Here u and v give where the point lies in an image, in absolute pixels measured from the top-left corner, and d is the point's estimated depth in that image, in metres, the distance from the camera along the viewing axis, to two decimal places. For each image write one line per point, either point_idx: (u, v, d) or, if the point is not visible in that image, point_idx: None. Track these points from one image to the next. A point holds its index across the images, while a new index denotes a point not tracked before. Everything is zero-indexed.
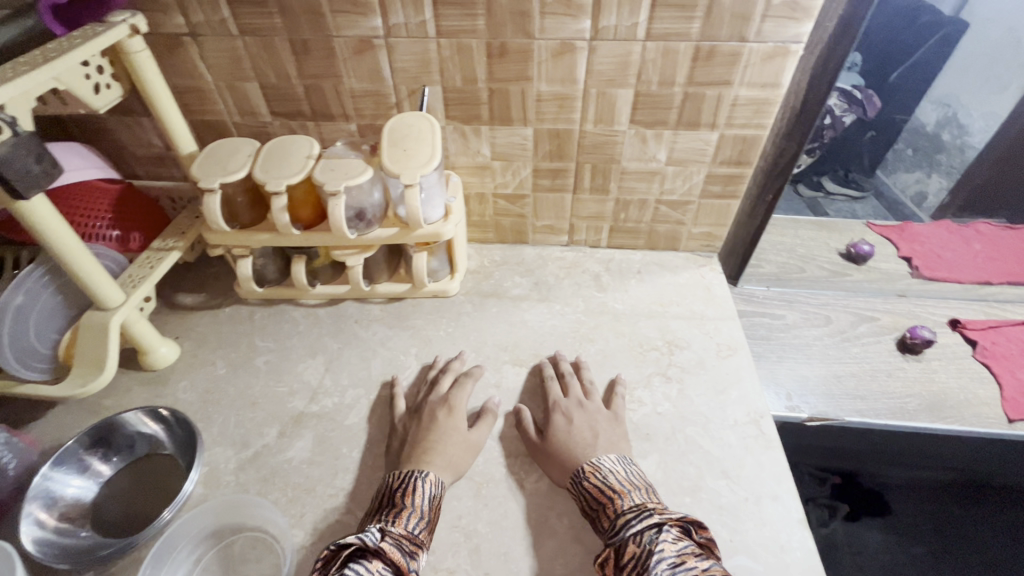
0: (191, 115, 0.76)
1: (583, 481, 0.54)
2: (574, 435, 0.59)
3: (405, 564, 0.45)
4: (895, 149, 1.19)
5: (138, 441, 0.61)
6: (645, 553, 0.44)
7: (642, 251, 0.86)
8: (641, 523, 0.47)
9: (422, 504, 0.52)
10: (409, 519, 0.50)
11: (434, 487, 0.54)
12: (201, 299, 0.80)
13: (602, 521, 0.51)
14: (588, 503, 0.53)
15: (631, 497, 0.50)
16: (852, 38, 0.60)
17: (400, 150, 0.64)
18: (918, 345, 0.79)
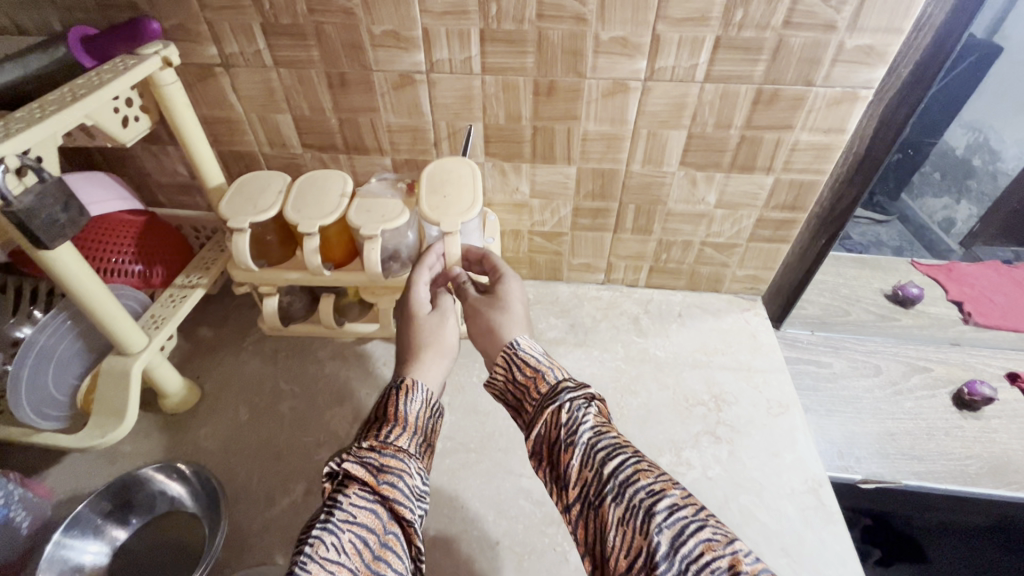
0: (219, 145, 0.73)
1: (515, 356, 0.48)
2: (501, 305, 0.55)
3: (375, 480, 0.41)
4: (921, 172, 1.03)
5: (160, 500, 0.57)
6: (574, 423, 0.42)
7: (682, 292, 0.83)
8: (573, 393, 0.43)
9: (405, 412, 0.46)
10: (387, 431, 0.44)
11: (414, 396, 0.47)
12: (223, 335, 0.77)
13: (526, 395, 0.46)
14: (512, 378, 0.48)
15: (555, 372, 0.46)
16: (925, 90, 0.56)
17: (440, 197, 0.61)
18: (978, 402, 0.75)
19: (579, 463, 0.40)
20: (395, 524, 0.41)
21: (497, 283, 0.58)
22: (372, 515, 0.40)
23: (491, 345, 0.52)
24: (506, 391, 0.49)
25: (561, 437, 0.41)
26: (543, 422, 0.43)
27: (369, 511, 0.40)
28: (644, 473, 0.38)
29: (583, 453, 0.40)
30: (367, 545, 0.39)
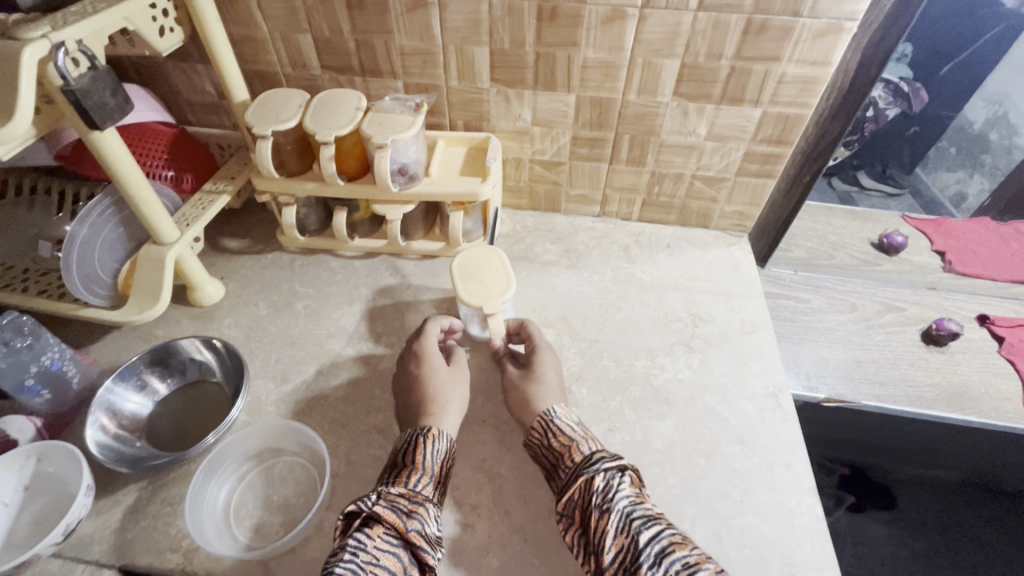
0: (244, 64, 0.79)
1: (551, 423, 0.56)
2: (536, 380, 0.60)
3: (402, 525, 0.47)
4: (936, 147, 1.12)
5: (190, 366, 0.65)
6: (608, 490, 0.48)
7: (673, 227, 0.87)
8: (609, 463, 0.50)
9: (426, 460, 0.53)
10: (411, 477, 0.51)
11: (436, 443, 0.55)
12: (245, 245, 0.84)
13: (561, 462, 0.53)
14: (548, 445, 0.55)
15: (588, 444, 0.54)
16: (904, 27, 0.60)
17: (477, 280, 0.66)
18: (944, 337, 0.79)
19: (614, 530, 0.46)
20: (414, 569, 0.46)
21: (532, 357, 0.63)
22: (395, 557, 0.45)
23: (523, 413, 0.58)
24: (539, 458, 0.56)
25: (598, 502, 0.48)
26: (578, 489, 0.49)
27: (391, 555, 0.45)
28: (677, 543, 0.45)
29: (619, 522, 0.46)
30: None
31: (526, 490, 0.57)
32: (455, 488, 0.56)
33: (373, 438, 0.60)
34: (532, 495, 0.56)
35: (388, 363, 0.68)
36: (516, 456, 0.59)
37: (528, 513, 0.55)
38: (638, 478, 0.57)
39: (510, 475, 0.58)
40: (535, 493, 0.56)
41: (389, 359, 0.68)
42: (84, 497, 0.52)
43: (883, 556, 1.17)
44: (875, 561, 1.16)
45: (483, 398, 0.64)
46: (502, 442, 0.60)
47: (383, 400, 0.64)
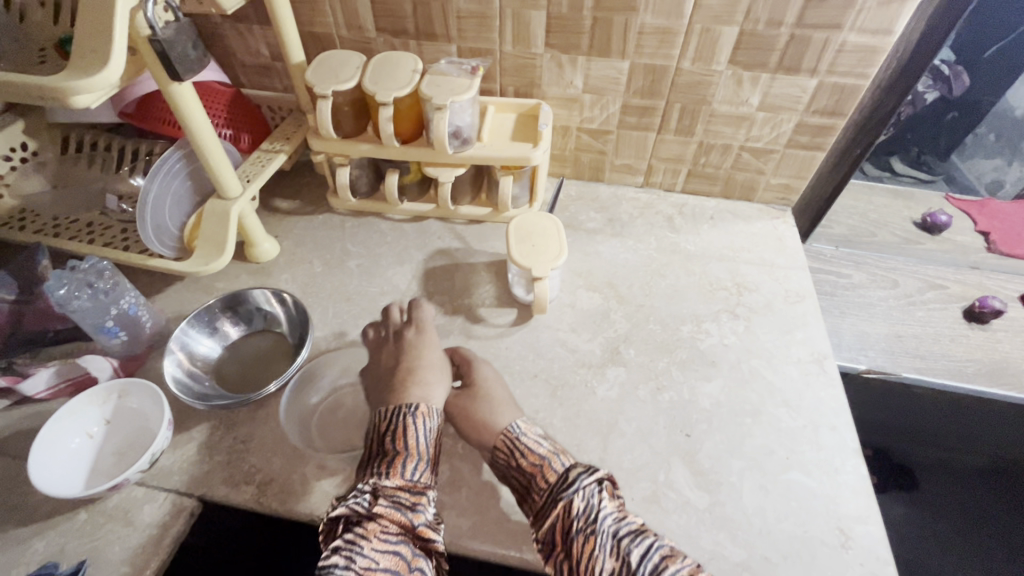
0: (301, 26, 0.80)
1: (517, 441, 0.54)
2: (485, 396, 0.59)
3: (408, 522, 0.49)
4: (976, 133, 0.95)
5: (256, 316, 0.68)
6: (591, 512, 0.48)
7: (716, 199, 0.88)
8: (588, 479, 0.50)
9: (416, 444, 0.53)
10: (407, 466, 0.51)
11: (426, 420, 0.56)
12: (297, 206, 0.86)
13: (533, 484, 0.52)
14: (517, 463, 0.53)
15: (562, 458, 0.53)
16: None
17: (530, 245, 0.68)
18: (987, 315, 0.80)
19: (599, 554, 0.46)
20: (420, 559, 0.49)
21: (470, 372, 0.62)
22: (396, 555, 0.47)
23: (475, 431, 0.57)
24: (507, 474, 0.54)
25: (581, 525, 0.47)
26: (559, 512, 0.49)
27: (393, 553, 0.47)
28: (670, 558, 0.46)
29: (608, 546, 0.47)
30: None
31: (578, 441, 0.59)
32: None
33: None
34: (584, 447, 0.58)
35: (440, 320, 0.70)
36: (567, 409, 0.61)
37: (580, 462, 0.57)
38: (687, 435, 0.59)
39: (562, 428, 0.60)
40: (586, 445, 0.58)
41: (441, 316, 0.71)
42: (166, 431, 0.55)
43: (902, 534, 1.19)
44: (895, 539, 1.19)
45: (533, 355, 0.66)
46: (554, 396, 0.63)
47: None
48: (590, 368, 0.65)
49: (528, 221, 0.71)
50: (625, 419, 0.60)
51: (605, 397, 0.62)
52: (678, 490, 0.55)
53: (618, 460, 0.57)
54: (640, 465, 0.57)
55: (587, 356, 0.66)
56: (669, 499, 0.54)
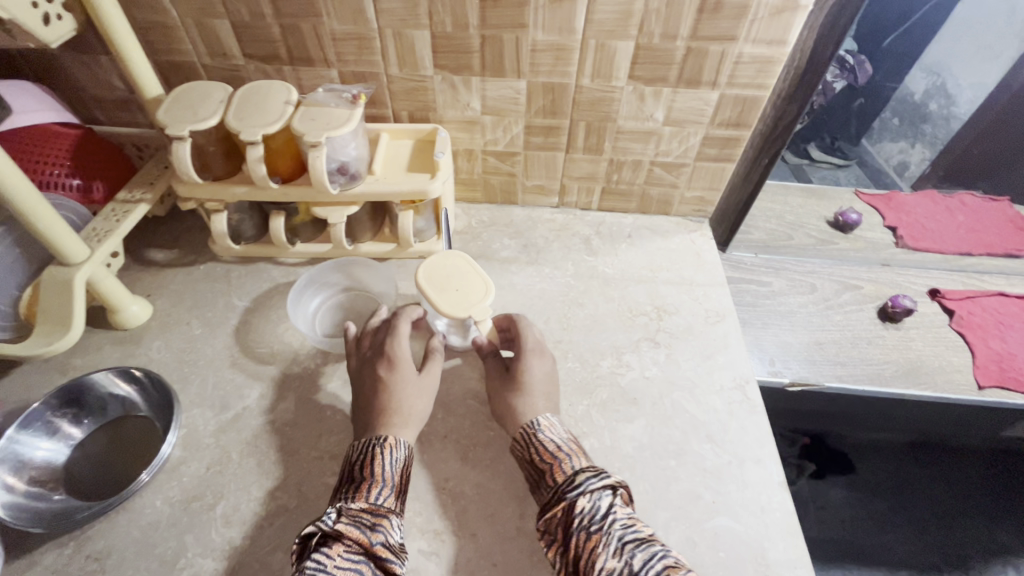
0: (155, 54, 0.70)
1: (534, 437, 0.53)
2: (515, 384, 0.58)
3: (366, 539, 0.45)
4: (881, 118, 1.08)
5: (111, 402, 0.60)
6: (597, 513, 0.46)
7: (633, 215, 0.85)
8: (597, 483, 0.48)
9: (386, 470, 0.50)
10: (373, 491, 0.49)
11: (395, 452, 0.52)
12: (174, 256, 0.76)
13: (544, 479, 0.51)
14: (532, 455, 0.52)
15: (579, 458, 0.51)
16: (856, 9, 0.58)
17: (451, 289, 0.61)
18: (899, 314, 0.81)
19: (602, 553, 0.44)
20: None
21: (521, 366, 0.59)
22: (358, 573, 0.44)
23: (507, 420, 0.56)
24: (523, 462, 0.53)
25: (584, 525, 0.46)
26: (562, 511, 0.47)
27: (355, 571, 0.44)
28: (672, 568, 0.43)
29: (613, 546, 0.44)
30: None
31: (493, 510, 0.53)
32: (417, 514, 0.53)
33: (325, 466, 0.56)
34: (499, 515, 0.53)
35: (339, 381, 0.63)
36: (481, 472, 0.56)
37: (496, 535, 0.52)
38: None
39: (475, 495, 0.54)
40: (501, 513, 0.53)
41: (340, 376, 0.63)
42: None
43: (844, 518, 1.22)
44: (836, 524, 1.21)
45: (443, 412, 0.60)
46: (466, 459, 0.57)
47: (334, 423, 0.59)
48: None
49: (443, 262, 0.63)
50: None
51: None
52: None
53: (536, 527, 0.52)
54: None
55: None
56: None
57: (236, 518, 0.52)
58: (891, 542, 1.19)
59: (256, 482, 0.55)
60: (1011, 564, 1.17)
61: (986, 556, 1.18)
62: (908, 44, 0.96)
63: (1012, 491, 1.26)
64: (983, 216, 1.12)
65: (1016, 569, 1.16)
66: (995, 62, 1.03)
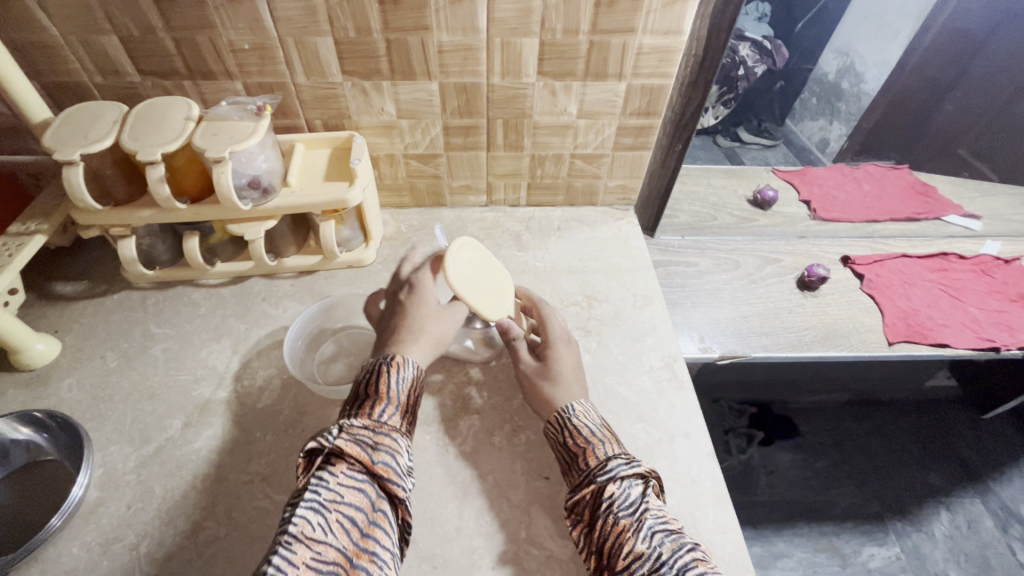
0: (40, 76, 0.66)
1: (569, 421, 0.54)
2: (547, 375, 0.58)
3: (368, 457, 0.45)
4: (801, 99, 1.19)
5: (14, 449, 0.57)
6: (627, 500, 0.46)
7: (562, 208, 0.86)
8: (628, 470, 0.48)
9: (391, 389, 0.51)
10: (376, 407, 0.50)
11: (402, 370, 0.53)
12: (83, 287, 0.72)
13: (576, 463, 0.51)
14: (570, 441, 0.53)
15: (615, 445, 0.51)
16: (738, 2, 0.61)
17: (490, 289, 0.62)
18: (815, 282, 0.86)
19: (631, 538, 0.44)
20: (384, 502, 0.45)
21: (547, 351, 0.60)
22: (362, 492, 0.43)
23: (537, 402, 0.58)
24: (561, 449, 0.53)
25: (612, 509, 0.46)
26: (591, 494, 0.48)
27: (358, 490, 0.43)
28: (700, 560, 0.42)
29: (644, 532, 0.44)
30: (355, 524, 0.42)
31: (431, 513, 0.53)
32: None
33: (256, 489, 0.54)
34: (438, 518, 0.53)
35: (268, 400, 0.61)
36: (418, 477, 0.56)
37: (435, 538, 0.51)
38: (546, 478, 0.56)
39: (413, 501, 0.54)
40: (439, 516, 0.53)
41: (269, 395, 0.62)
42: None
43: (793, 480, 1.27)
44: (786, 486, 1.26)
45: None
46: None
47: (264, 444, 0.58)
48: (440, 422, 0.60)
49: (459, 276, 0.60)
50: (480, 474, 0.56)
51: (458, 453, 0.57)
52: (540, 545, 0.51)
53: (476, 525, 0.52)
54: (499, 525, 0.52)
55: (437, 410, 0.61)
56: (531, 557, 0.50)
57: (161, 555, 0.50)
58: (835, 497, 1.25)
59: (182, 515, 0.52)
60: (941, 505, 1.25)
61: (919, 500, 1.26)
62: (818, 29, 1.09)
63: (937, 438, 1.36)
64: (888, 184, 1.20)
65: (947, 508, 1.24)
66: (894, 39, 1.11)
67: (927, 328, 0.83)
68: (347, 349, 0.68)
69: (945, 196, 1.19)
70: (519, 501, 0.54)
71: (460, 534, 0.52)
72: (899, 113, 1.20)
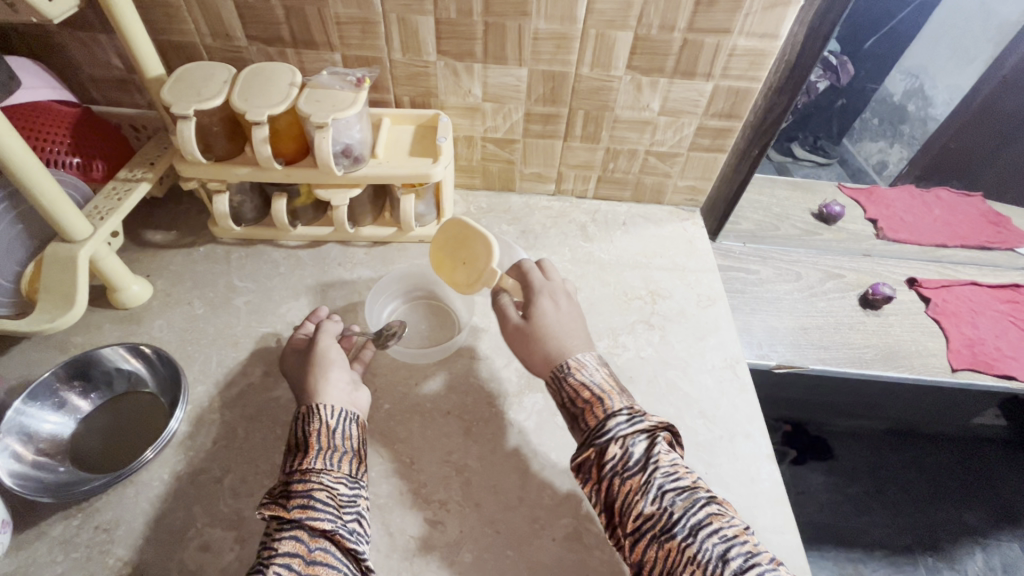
0: (156, 34, 0.70)
1: (567, 378, 0.52)
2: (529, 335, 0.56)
3: (285, 509, 0.45)
4: (861, 118, 1.08)
5: (117, 377, 0.61)
6: (632, 459, 0.46)
7: (628, 203, 0.87)
8: (629, 429, 0.47)
9: (307, 432, 0.50)
10: (295, 459, 0.49)
11: (318, 418, 0.51)
12: (172, 237, 0.76)
13: (580, 419, 0.50)
14: (571, 400, 0.51)
15: (616, 399, 0.50)
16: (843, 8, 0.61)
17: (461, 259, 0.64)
18: (879, 301, 0.85)
19: (642, 499, 0.45)
20: (322, 539, 0.44)
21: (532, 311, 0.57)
22: (293, 539, 0.44)
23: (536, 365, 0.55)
24: (563, 406, 0.52)
25: (618, 471, 0.46)
26: (594, 454, 0.47)
27: (291, 538, 0.44)
28: (715, 516, 0.43)
29: (654, 493, 0.45)
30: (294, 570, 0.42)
31: (496, 481, 0.55)
32: (423, 485, 0.54)
33: None
34: (502, 486, 0.55)
35: None
36: (484, 445, 0.58)
37: (499, 504, 0.54)
38: None
39: (478, 467, 0.56)
40: (504, 484, 0.55)
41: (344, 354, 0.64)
42: None
43: (824, 502, 1.25)
44: (816, 507, 1.24)
45: (446, 389, 0.62)
46: (469, 434, 0.59)
47: None
48: (506, 396, 0.62)
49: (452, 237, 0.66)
50: (544, 450, 0.58)
51: (523, 427, 0.59)
52: (600, 522, 0.53)
53: (538, 497, 0.54)
54: (561, 499, 0.54)
55: (504, 384, 0.63)
56: (591, 533, 0.52)
57: (244, 490, 0.53)
58: (866, 524, 1.23)
59: (264, 455, 0.56)
60: (977, 544, 1.22)
61: (954, 537, 1.23)
62: (890, 46, 0.95)
63: (979, 475, 1.32)
64: (958, 211, 1.17)
65: (984, 549, 1.22)
66: (970, 65, 1.04)
67: (994, 358, 0.82)
68: (420, 314, 0.71)
69: (1017, 227, 1.16)
70: None
71: (523, 502, 0.54)
72: (979, 129, 1.12)
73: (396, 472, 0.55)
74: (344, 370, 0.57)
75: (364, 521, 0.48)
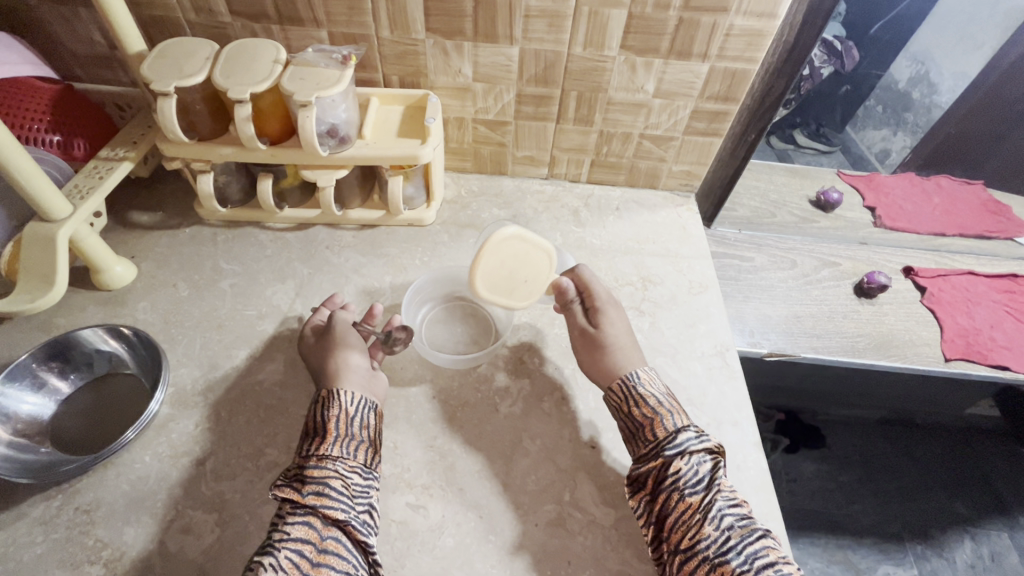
0: (137, 9, 0.68)
1: (633, 390, 0.54)
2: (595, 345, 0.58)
3: (301, 495, 0.45)
4: (865, 106, 1.05)
5: (97, 359, 0.60)
6: (694, 476, 0.47)
7: (622, 188, 0.86)
8: (697, 445, 0.49)
9: (335, 420, 0.50)
10: (315, 444, 0.49)
11: (346, 405, 0.51)
12: (158, 219, 0.75)
13: (641, 433, 0.52)
14: (635, 412, 0.53)
15: (682, 416, 0.52)
16: None
17: (520, 281, 0.62)
18: (874, 290, 0.85)
19: (700, 518, 0.45)
20: (334, 528, 0.45)
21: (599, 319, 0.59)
22: (305, 525, 0.44)
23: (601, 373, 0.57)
24: (624, 420, 0.54)
25: (678, 486, 0.47)
26: (657, 468, 0.49)
27: (303, 524, 0.44)
28: (771, 548, 0.43)
29: (712, 513, 0.45)
30: (305, 556, 0.42)
31: (480, 466, 0.55)
32: (406, 470, 0.54)
33: None
34: (486, 471, 0.54)
35: None
36: (469, 430, 0.57)
37: (482, 490, 0.53)
38: (592, 446, 0.57)
39: (463, 453, 0.56)
40: (490, 469, 0.55)
41: None
42: None
43: (815, 489, 1.26)
44: (807, 495, 1.25)
45: (431, 373, 0.62)
46: (454, 419, 0.58)
47: None
48: (492, 381, 0.61)
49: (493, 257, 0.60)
50: (530, 435, 0.57)
51: (508, 413, 0.59)
52: (584, 508, 0.53)
53: (522, 483, 0.54)
54: (545, 485, 0.54)
55: (490, 370, 0.62)
56: (574, 519, 0.52)
57: (227, 473, 0.53)
58: (857, 512, 1.23)
59: (246, 438, 0.55)
60: (966, 533, 1.23)
61: (944, 526, 1.23)
62: (896, 33, 0.93)
63: (970, 465, 1.32)
64: (959, 200, 1.15)
65: (972, 537, 1.22)
66: (976, 51, 1.01)
67: (988, 348, 0.81)
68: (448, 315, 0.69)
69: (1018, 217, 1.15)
70: (566, 466, 0.55)
71: (506, 488, 0.54)
72: (986, 112, 1.09)
73: (379, 456, 0.55)
74: (363, 354, 0.56)
75: (375, 514, 0.48)
